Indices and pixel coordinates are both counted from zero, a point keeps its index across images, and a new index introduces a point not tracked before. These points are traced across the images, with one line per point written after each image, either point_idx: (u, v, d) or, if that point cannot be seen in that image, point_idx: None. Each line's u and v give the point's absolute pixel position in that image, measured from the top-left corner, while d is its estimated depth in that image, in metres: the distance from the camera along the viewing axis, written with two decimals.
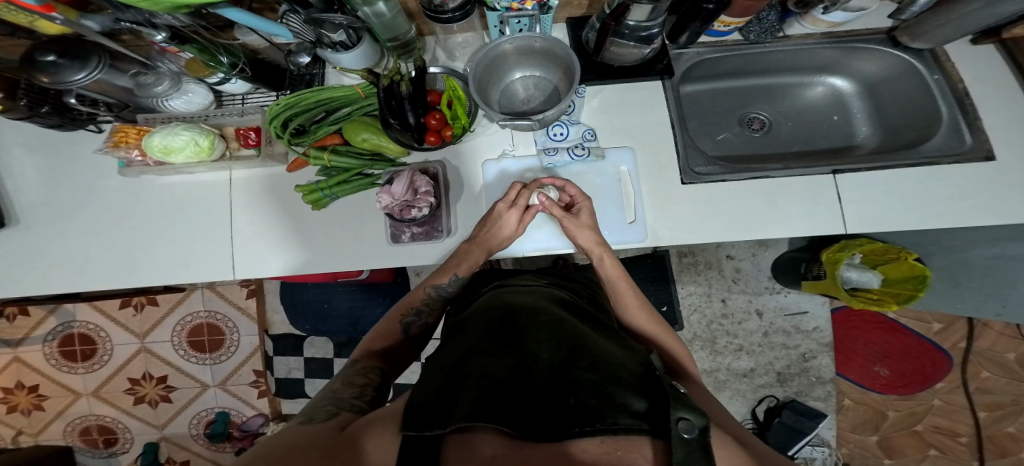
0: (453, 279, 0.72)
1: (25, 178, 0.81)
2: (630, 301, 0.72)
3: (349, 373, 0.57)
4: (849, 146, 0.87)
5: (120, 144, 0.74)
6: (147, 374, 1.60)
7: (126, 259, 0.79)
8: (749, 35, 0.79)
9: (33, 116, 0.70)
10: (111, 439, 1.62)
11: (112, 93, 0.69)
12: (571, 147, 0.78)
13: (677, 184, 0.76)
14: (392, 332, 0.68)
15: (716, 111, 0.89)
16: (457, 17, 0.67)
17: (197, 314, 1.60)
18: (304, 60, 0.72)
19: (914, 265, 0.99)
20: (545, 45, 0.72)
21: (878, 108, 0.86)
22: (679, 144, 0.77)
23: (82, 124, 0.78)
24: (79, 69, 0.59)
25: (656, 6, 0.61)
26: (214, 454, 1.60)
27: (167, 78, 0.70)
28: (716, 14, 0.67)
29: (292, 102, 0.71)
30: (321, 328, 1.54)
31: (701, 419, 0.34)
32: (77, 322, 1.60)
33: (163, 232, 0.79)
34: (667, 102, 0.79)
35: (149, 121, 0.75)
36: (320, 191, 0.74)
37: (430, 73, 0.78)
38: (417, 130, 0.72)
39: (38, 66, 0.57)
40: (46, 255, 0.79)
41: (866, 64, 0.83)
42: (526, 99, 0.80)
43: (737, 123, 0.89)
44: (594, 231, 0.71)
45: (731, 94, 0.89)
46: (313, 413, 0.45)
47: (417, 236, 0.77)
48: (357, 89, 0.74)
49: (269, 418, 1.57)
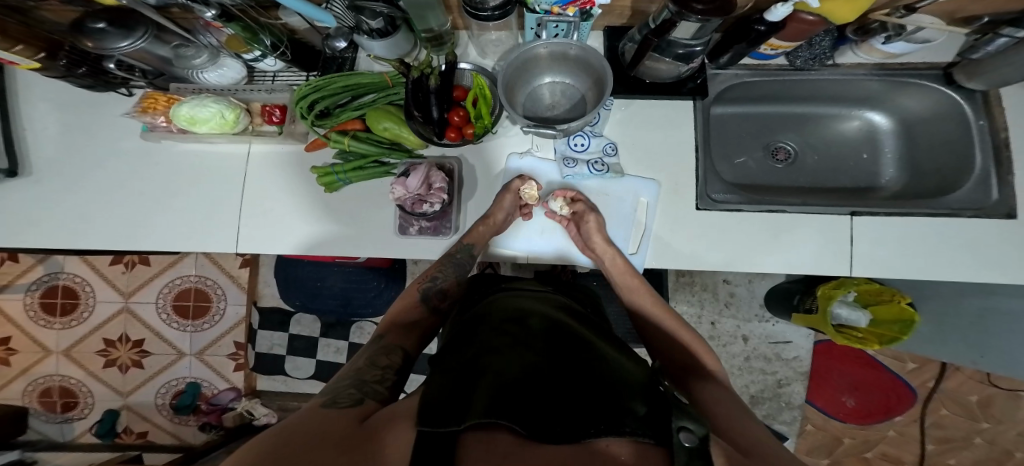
0: (462, 246, 0.74)
1: (23, 124, 0.79)
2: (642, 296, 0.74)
3: (373, 352, 0.57)
4: (871, 187, 0.88)
5: (147, 110, 0.71)
6: (124, 336, 1.57)
7: (113, 222, 0.77)
8: (796, 61, 0.78)
9: (68, 75, 0.71)
10: (71, 403, 1.57)
11: (149, 61, 0.67)
12: (591, 160, 0.78)
13: (691, 208, 0.76)
14: (414, 302, 0.70)
15: (740, 136, 0.90)
16: (495, 15, 0.66)
17: (188, 279, 1.58)
18: (340, 45, 0.72)
19: (906, 309, 1.01)
20: (580, 53, 0.71)
21: (909, 147, 0.87)
22: (700, 169, 0.77)
23: (113, 86, 0.77)
24: (124, 37, 0.58)
25: (705, 25, 0.60)
26: (176, 426, 1.56)
27: (206, 52, 0.69)
28: (766, 37, 0.67)
29: (321, 84, 0.70)
30: (310, 306, 1.51)
31: (702, 427, 0.33)
32: (63, 275, 1.56)
33: (157, 200, 0.77)
34: (694, 124, 0.79)
35: (180, 90, 0.73)
36: (335, 174, 0.74)
37: (460, 68, 0.78)
38: (439, 125, 0.72)
39: (84, 31, 0.56)
40: (33, 211, 0.77)
41: (908, 100, 0.84)
42: (551, 106, 0.79)
43: (761, 150, 0.90)
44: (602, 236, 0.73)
45: (756, 119, 0.90)
46: (337, 396, 0.44)
47: (424, 230, 0.76)
48: (385, 78, 0.74)
49: (241, 394, 1.54)
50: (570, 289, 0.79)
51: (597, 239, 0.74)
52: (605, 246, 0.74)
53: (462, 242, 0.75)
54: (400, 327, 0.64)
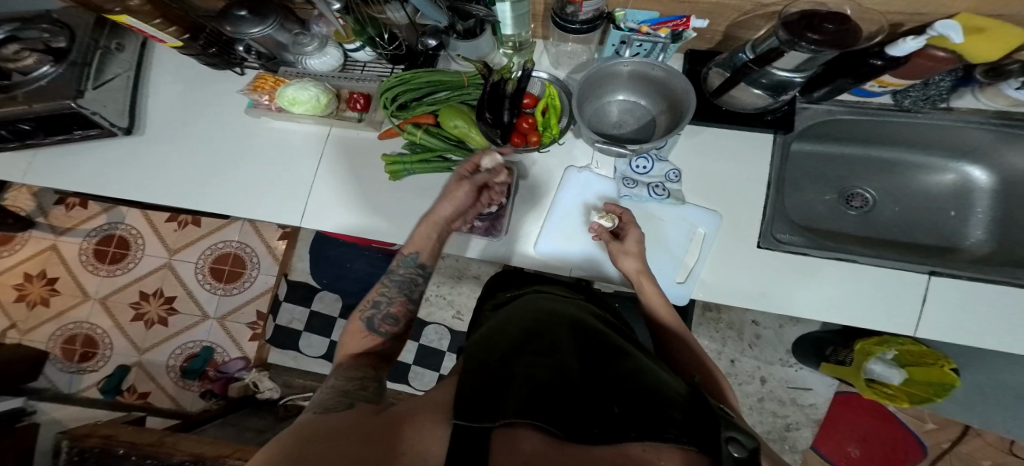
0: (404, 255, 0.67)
1: (144, 87, 0.83)
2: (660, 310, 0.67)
3: (342, 372, 0.56)
4: (951, 248, 0.82)
5: (256, 88, 0.75)
6: (158, 291, 1.65)
7: (172, 185, 0.80)
8: (903, 100, 0.74)
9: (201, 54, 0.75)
10: (89, 353, 1.62)
11: (269, 44, 0.71)
12: (652, 184, 0.78)
13: (752, 246, 0.75)
14: (359, 329, 0.62)
15: (815, 176, 0.87)
16: (583, 29, 0.63)
17: (229, 243, 1.67)
18: (432, 43, 0.74)
19: (948, 373, 0.95)
20: (663, 74, 0.69)
21: (1012, 210, 0.77)
22: (768, 208, 0.76)
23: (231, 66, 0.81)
24: (256, 24, 0.61)
25: (814, 56, 0.59)
26: (178, 391, 1.58)
27: (317, 40, 0.73)
28: (881, 71, 0.64)
29: (407, 78, 0.73)
30: (336, 286, 1.55)
31: (752, 442, 0.33)
32: (122, 226, 1.67)
33: (207, 172, 0.80)
34: (770, 159, 0.77)
35: (287, 73, 0.78)
36: (401, 164, 0.75)
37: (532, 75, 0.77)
38: (506, 129, 0.73)
39: (227, 17, 0.60)
40: (105, 166, 0.81)
41: (1018, 159, 0.75)
42: (618, 124, 0.77)
43: (835, 193, 0.87)
44: (640, 262, 0.69)
45: (833, 160, 0.87)
46: (326, 404, 0.46)
47: (477, 229, 0.77)
48: (462, 77, 0.76)
49: (250, 364, 1.58)
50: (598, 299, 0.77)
51: (630, 262, 0.70)
52: (638, 270, 0.69)
53: (401, 251, 0.67)
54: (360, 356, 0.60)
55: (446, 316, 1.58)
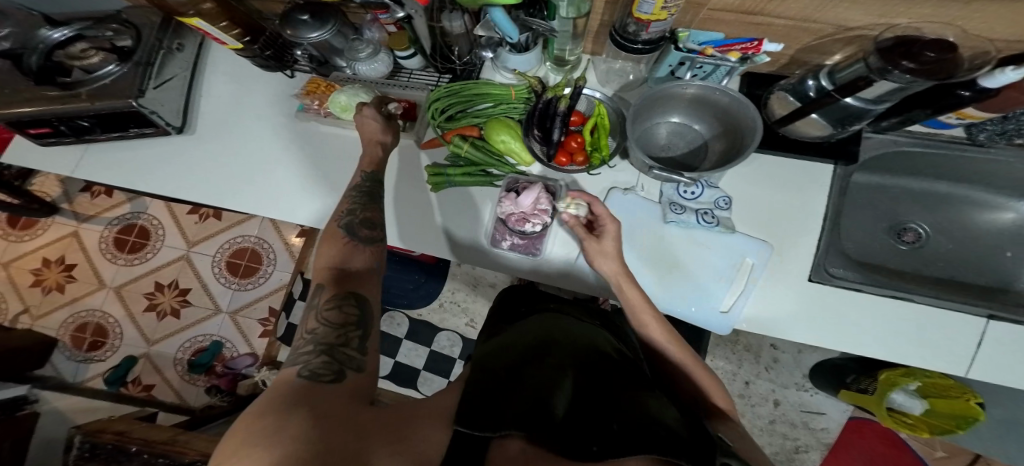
0: (363, 174, 0.67)
1: (196, 89, 0.84)
2: (637, 302, 0.61)
3: (319, 308, 0.51)
4: (1005, 288, 0.77)
5: (308, 92, 0.77)
6: (173, 283, 1.64)
7: (212, 183, 0.78)
8: (977, 134, 0.72)
9: (255, 56, 0.76)
10: (98, 343, 1.60)
11: (324, 49, 0.72)
12: (701, 210, 0.75)
13: (803, 280, 0.73)
14: (337, 239, 0.60)
15: (866, 206, 0.84)
16: (644, 50, 0.61)
17: (248, 238, 1.67)
18: (486, 55, 0.73)
19: (973, 409, 0.94)
20: (728, 101, 0.66)
21: None
22: (823, 240, 0.73)
23: (283, 69, 0.81)
24: (316, 28, 0.60)
25: (904, 87, 0.57)
26: (184, 384, 1.56)
27: (370, 46, 0.72)
28: (965, 103, 0.61)
29: (457, 90, 0.73)
30: None
31: None
32: (144, 216, 1.68)
33: (242, 170, 0.79)
34: (829, 189, 0.75)
35: (338, 79, 0.77)
36: (445, 176, 0.74)
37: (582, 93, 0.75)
38: (554, 147, 0.72)
39: (289, 21, 0.60)
40: (139, 160, 0.80)
41: None
42: (666, 147, 0.74)
43: (885, 226, 0.83)
44: (618, 262, 0.62)
45: (886, 191, 0.84)
46: (313, 367, 0.43)
47: (516, 246, 0.74)
48: (511, 90, 0.74)
49: (257, 361, 1.55)
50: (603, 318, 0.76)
51: (608, 263, 0.63)
52: (620, 273, 0.62)
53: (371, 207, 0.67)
54: (339, 276, 0.55)
55: (460, 324, 1.54)
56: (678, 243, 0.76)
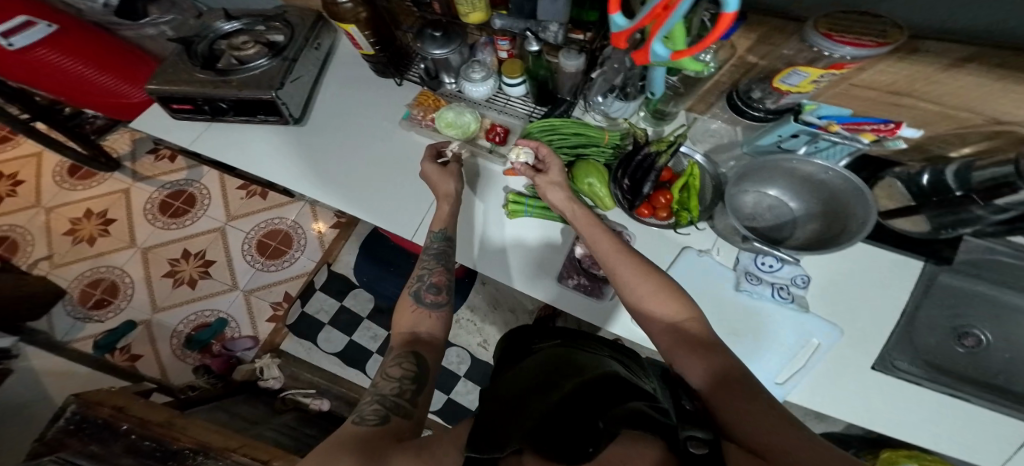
0: (434, 237, 0.69)
1: (320, 81, 0.88)
2: (608, 249, 0.60)
3: (386, 363, 0.55)
4: None
5: (419, 104, 0.79)
6: (200, 253, 1.63)
7: (301, 159, 0.81)
8: None
9: (377, 61, 0.80)
10: (104, 302, 1.57)
11: (443, 66, 0.77)
12: (777, 285, 0.73)
13: (866, 367, 0.68)
14: (408, 303, 0.63)
15: (935, 304, 0.73)
16: (768, 117, 0.66)
17: (284, 221, 1.68)
18: (596, 98, 0.73)
19: None
20: (833, 179, 0.65)
21: None
22: (894, 330, 0.70)
23: (397, 77, 0.85)
24: (440, 45, 0.67)
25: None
26: (172, 360, 1.49)
27: (483, 69, 0.75)
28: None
29: (559, 126, 0.73)
30: (373, 286, 1.53)
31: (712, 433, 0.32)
32: (196, 184, 1.74)
33: (314, 163, 0.80)
34: (913, 285, 0.72)
35: (448, 96, 0.80)
36: (525, 206, 0.75)
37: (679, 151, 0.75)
38: (640, 198, 0.71)
39: (420, 36, 0.68)
40: (226, 137, 0.85)
41: None
42: (753, 214, 0.72)
43: (948, 326, 0.72)
44: (565, 191, 0.67)
45: (958, 291, 0.74)
46: (364, 414, 0.47)
47: (580, 287, 0.72)
48: (605, 135, 0.74)
49: (257, 344, 1.50)
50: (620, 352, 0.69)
51: (557, 193, 0.68)
52: (567, 201, 0.67)
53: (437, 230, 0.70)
54: (409, 337, 0.58)
55: (471, 342, 1.50)
56: (742, 310, 0.73)
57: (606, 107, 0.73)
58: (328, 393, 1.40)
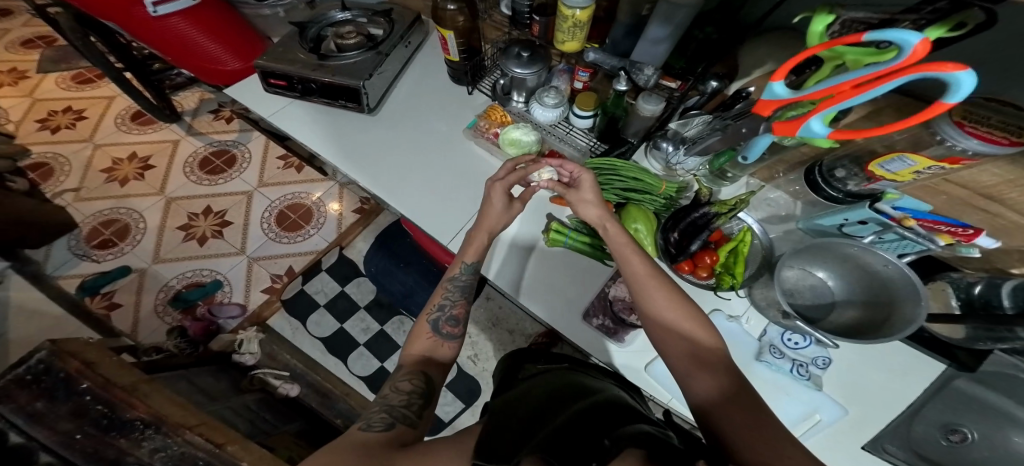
0: (461, 265, 0.66)
1: (397, 79, 0.89)
2: (638, 268, 0.58)
3: (394, 379, 0.55)
4: None
5: (487, 116, 0.79)
6: (219, 212, 1.65)
7: (343, 144, 0.82)
8: None
9: (457, 67, 0.83)
10: (108, 243, 1.58)
11: (520, 86, 0.78)
12: (797, 361, 0.69)
13: (854, 443, 0.65)
14: (423, 331, 0.61)
15: (942, 402, 0.69)
16: (845, 199, 0.66)
17: (309, 198, 1.69)
18: (665, 146, 0.74)
19: None
20: (890, 272, 0.61)
21: None
22: (894, 418, 0.66)
23: (473, 85, 0.85)
24: (524, 65, 0.69)
25: None
26: (147, 316, 1.46)
27: (557, 95, 0.75)
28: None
29: (619, 166, 0.72)
30: (378, 280, 1.50)
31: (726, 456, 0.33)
32: (241, 147, 1.78)
33: (344, 150, 0.81)
34: (926, 383, 0.68)
35: (517, 115, 0.79)
36: (566, 236, 0.75)
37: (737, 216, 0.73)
38: (684, 254, 0.69)
39: (508, 55, 0.71)
40: (284, 109, 0.87)
41: None
42: (794, 291, 0.69)
43: (942, 420, 0.70)
44: (601, 207, 0.64)
45: (973, 396, 0.69)
46: (370, 422, 0.47)
47: (603, 327, 0.70)
48: (661, 184, 0.73)
49: (243, 315, 1.46)
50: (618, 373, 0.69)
51: (589, 209, 0.65)
52: (601, 215, 0.64)
53: (462, 260, 0.67)
54: (420, 360, 0.58)
55: (461, 354, 1.47)
56: (753, 375, 0.70)
57: (674, 156, 0.74)
58: (302, 379, 1.35)
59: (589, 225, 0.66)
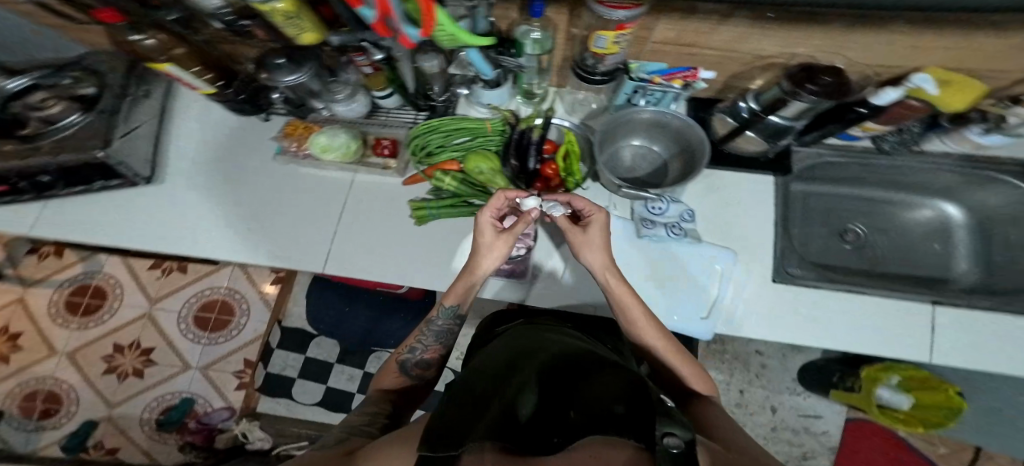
0: (441, 309, 0.65)
1: (166, 138, 0.85)
2: (638, 320, 0.63)
3: (361, 405, 0.58)
4: (945, 279, 0.82)
5: (288, 135, 0.80)
6: (135, 343, 1.51)
7: (184, 218, 0.79)
8: (883, 144, 0.81)
9: (228, 101, 0.77)
10: (52, 410, 1.45)
11: (299, 94, 0.73)
12: (670, 224, 0.79)
13: (765, 280, 0.77)
14: (394, 371, 0.65)
15: (818, 211, 0.87)
16: (600, 79, 0.73)
17: (217, 289, 1.56)
18: (462, 91, 0.78)
19: (953, 399, 1.08)
20: (675, 121, 0.77)
21: (983, 244, 0.82)
22: (777, 246, 0.78)
23: (258, 112, 0.83)
24: (290, 72, 0.64)
25: (816, 104, 0.67)
26: (152, 443, 1.43)
27: (348, 88, 0.73)
28: (866, 119, 0.71)
29: (433, 125, 0.76)
30: (335, 332, 1.41)
31: (688, 435, 0.28)
32: (99, 275, 1.56)
33: (183, 222, 0.79)
34: (773, 199, 0.81)
35: (317, 120, 0.80)
36: (429, 209, 0.75)
37: (552, 122, 0.80)
38: (529, 175, 0.76)
39: (266, 66, 0.64)
40: (101, 211, 0.80)
41: (980, 195, 0.81)
42: (632, 167, 0.83)
43: (830, 227, 0.86)
44: (603, 252, 0.64)
45: (838, 199, 0.87)
46: (328, 439, 0.48)
47: (503, 270, 0.79)
48: (487, 124, 0.78)
49: (235, 413, 1.43)
50: (589, 324, 0.75)
51: (592, 254, 0.65)
52: (604, 264, 0.64)
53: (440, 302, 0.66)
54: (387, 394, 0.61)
55: None
56: (655, 258, 0.80)
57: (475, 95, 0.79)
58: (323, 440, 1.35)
59: (589, 269, 0.66)
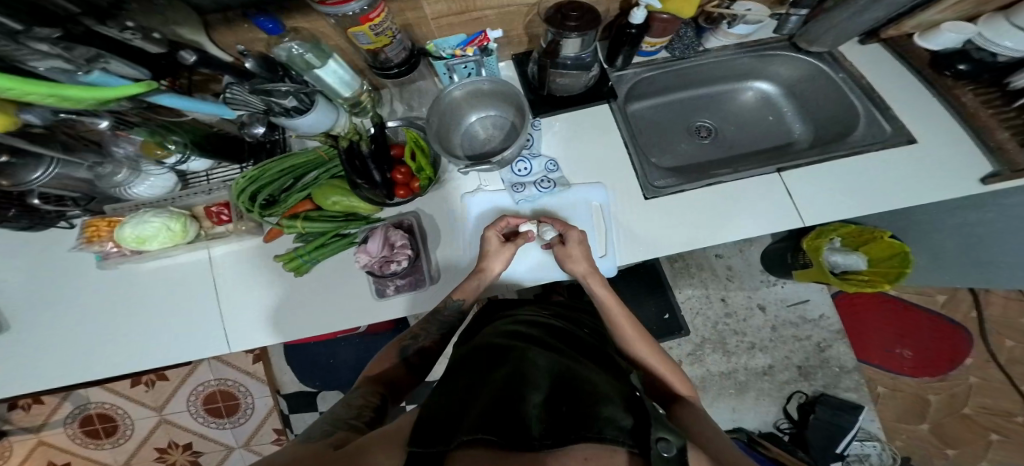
0: (451, 302, 0.70)
1: None
2: (617, 317, 0.68)
3: (350, 395, 0.56)
4: (787, 144, 0.93)
5: (93, 239, 0.76)
6: (173, 443, 1.40)
7: (79, 345, 0.78)
8: (675, 52, 0.84)
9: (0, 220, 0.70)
10: None
11: (72, 186, 0.69)
12: (537, 180, 0.80)
13: (641, 201, 0.77)
14: (387, 358, 0.66)
15: (660, 123, 0.93)
16: (404, 70, 0.73)
17: (207, 383, 1.39)
18: (257, 130, 0.71)
19: (891, 243, 0.96)
20: (493, 86, 0.76)
21: (802, 104, 0.91)
22: (636, 164, 0.79)
23: (52, 222, 0.78)
24: (35, 167, 0.60)
25: (586, 37, 0.69)
26: None
27: (125, 165, 0.70)
28: (640, 37, 0.73)
29: (255, 176, 0.70)
30: (333, 384, 1.30)
31: (680, 440, 0.34)
32: (92, 404, 1.38)
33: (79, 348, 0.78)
34: (615, 122, 0.82)
35: (117, 210, 0.76)
36: (300, 257, 0.75)
37: (388, 126, 0.80)
38: (385, 187, 0.71)
39: None
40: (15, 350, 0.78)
41: (780, 68, 0.89)
42: (486, 139, 0.83)
43: (686, 131, 0.94)
44: (586, 262, 0.70)
45: (675, 105, 0.94)
46: (311, 433, 0.45)
47: (401, 287, 0.76)
48: (319, 152, 0.72)
49: None
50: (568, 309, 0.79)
51: (576, 264, 0.71)
52: (587, 271, 0.70)
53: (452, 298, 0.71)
54: (378, 381, 0.60)
55: None
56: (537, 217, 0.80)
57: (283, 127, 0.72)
58: None
59: (573, 275, 0.72)
